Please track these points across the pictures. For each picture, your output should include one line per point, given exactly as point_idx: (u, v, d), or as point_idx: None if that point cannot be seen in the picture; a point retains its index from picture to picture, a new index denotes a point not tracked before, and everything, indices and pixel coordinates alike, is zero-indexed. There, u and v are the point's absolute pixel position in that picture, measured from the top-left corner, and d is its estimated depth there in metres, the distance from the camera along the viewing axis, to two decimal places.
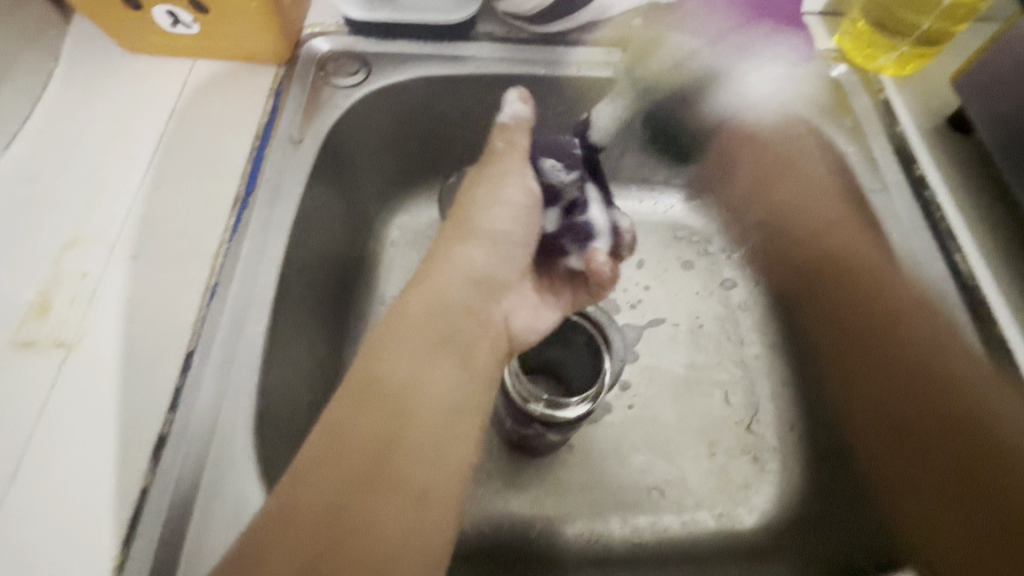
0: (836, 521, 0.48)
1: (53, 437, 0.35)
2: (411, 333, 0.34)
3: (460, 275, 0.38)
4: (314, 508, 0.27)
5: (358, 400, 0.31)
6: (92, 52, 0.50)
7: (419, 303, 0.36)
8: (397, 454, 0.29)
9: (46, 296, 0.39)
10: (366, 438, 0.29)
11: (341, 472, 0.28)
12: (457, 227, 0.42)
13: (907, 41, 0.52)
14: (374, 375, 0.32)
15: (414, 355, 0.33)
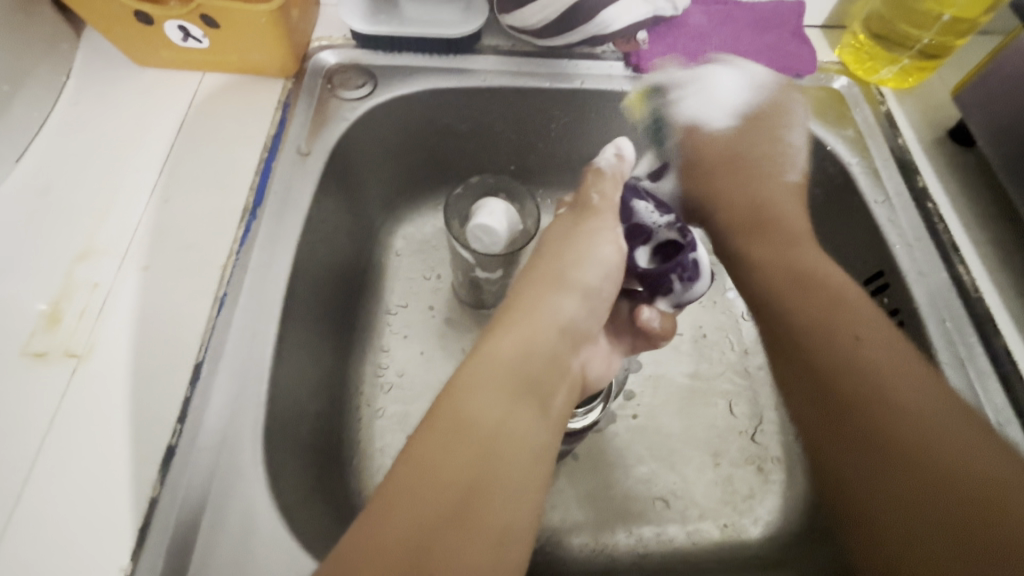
0: (834, 537, 0.47)
1: (64, 445, 0.36)
2: (502, 376, 0.33)
3: (548, 314, 0.38)
4: (401, 542, 0.26)
5: (445, 441, 0.30)
6: (105, 67, 0.52)
7: (506, 343, 0.35)
8: (483, 496, 0.29)
9: (58, 307, 0.40)
10: (453, 481, 0.28)
11: (424, 515, 0.27)
12: (547, 271, 0.40)
13: (908, 54, 0.52)
14: (464, 414, 0.31)
15: (506, 402, 0.32)
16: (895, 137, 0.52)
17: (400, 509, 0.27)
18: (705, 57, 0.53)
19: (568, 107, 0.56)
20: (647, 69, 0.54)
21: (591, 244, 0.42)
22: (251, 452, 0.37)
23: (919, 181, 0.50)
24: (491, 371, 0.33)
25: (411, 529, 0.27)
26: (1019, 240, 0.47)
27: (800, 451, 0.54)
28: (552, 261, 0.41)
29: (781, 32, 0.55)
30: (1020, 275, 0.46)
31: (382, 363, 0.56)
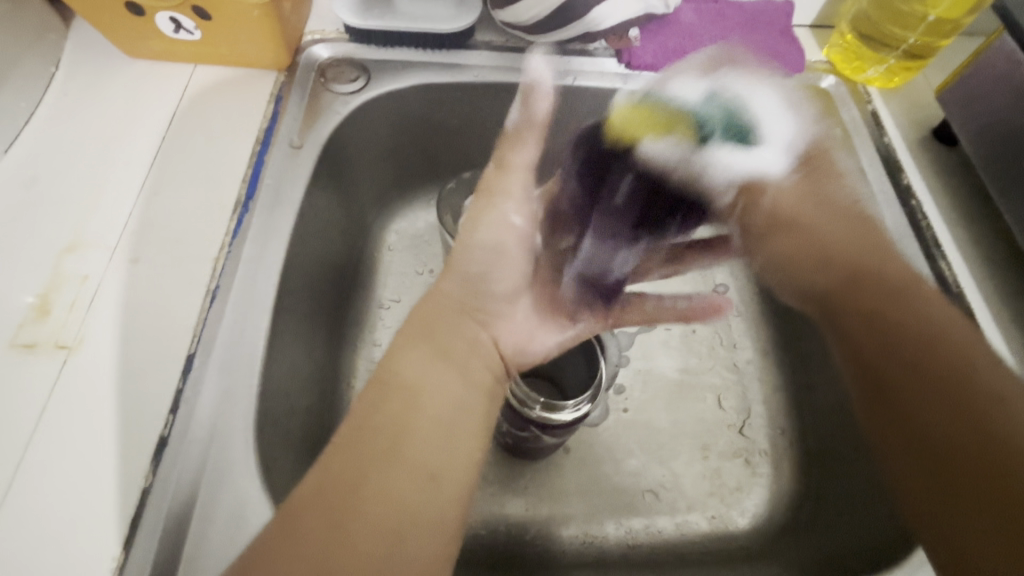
0: (819, 529, 0.48)
1: (52, 438, 0.35)
2: (417, 345, 0.36)
3: (452, 293, 0.40)
4: (334, 490, 0.29)
5: (367, 404, 0.33)
6: (93, 58, 0.51)
7: (424, 323, 0.38)
8: (404, 449, 0.31)
9: (46, 298, 0.40)
10: (371, 431, 0.32)
11: (347, 462, 0.30)
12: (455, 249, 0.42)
13: (894, 55, 0.53)
14: (388, 375, 0.35)
15: (422, 360, 0.36)
16: (881, 136, 0.53)
17: (333, 463, 0.31)
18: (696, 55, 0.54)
19: (561, 103, 0.56)
20: (638, 66, 0.54)
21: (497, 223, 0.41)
22: (244, 444, 0.37)
23: (904, 179, 0.51)
24: (410, 344, 0.36)
25: (343, 472, 0.30)
26: (999, 237, 0.48)
27: (787, 444, 0.55)
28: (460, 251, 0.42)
29: (771, 30, 0.55)
30: (1000, 271, 0.47)
31: (374, 357, 0.56)
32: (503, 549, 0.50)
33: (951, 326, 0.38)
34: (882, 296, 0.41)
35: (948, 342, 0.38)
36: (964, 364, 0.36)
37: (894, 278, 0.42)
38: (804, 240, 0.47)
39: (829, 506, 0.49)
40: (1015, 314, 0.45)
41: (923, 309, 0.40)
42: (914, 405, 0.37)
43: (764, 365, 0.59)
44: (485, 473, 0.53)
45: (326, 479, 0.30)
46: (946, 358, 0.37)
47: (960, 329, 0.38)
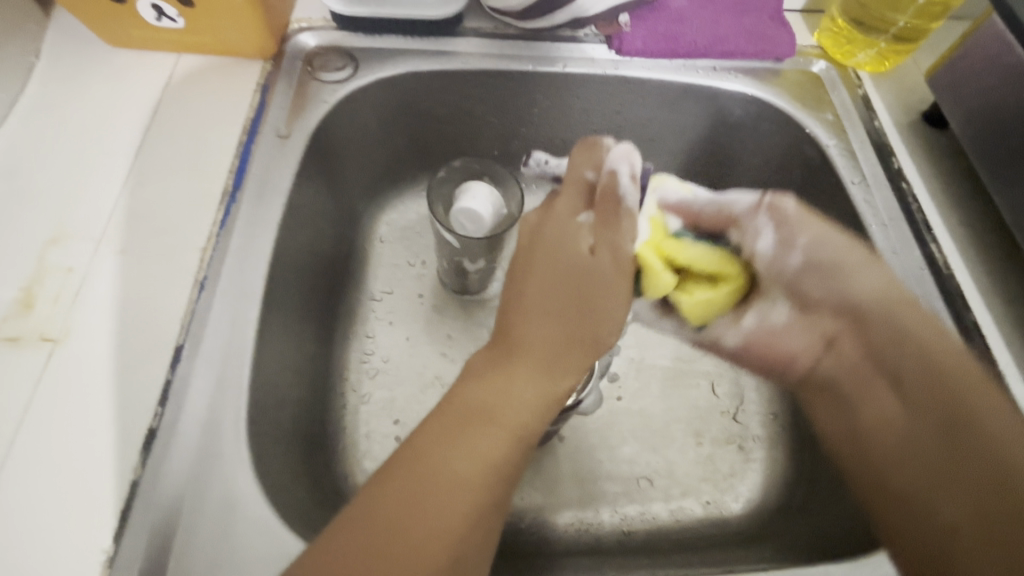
0: (814, 510, 0.48)
1: (37, 432, 0.35)
2: (528, 364, 0.34)
3: (589, 306, 0.36)
4: (423, 508, 0.30)
5: (470, 424, 0.33)
6: (74, 48, 0.50)
7: (528, 354, 0.35)
8: (497, 479, 0.32)
9: (30, 291, 0.39)
10: (467, 461, 0.32)
11: (443, 483, 0.31)
12: (594, 241, 0.37)
13: (884, 38, 0.53)
14: (490, 400, 0.34)
15: (528, 404, 0.34)
16: (871, 120, 0.53)
17: (423, 497, 0.30)
18: (686, 40, 0.54)
19: (551, 90, 0.56)
20: (628, 52, 0.54)
21: (612, 256, 0.39)
22: (234, 435, 0.37)
23: (894, 162, 0.51)
24: (515, 381, 0.34)
25: (431, 489, 0.30)
26: (987, 219, 0.48)
27: (780, 430, 0.55)
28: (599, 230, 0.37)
29: (761, 15, 0.55)
30: (988, 252, 0.47)
31: (367, 349, 0.56)
32: (497, 537, 0.50)
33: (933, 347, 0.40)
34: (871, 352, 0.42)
35: (939, 392, 0.38)
36: (937, 369, 0.39)
37: (924, 349, 0.40)
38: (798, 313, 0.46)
39: (819, 490, 0.49)
40: (1004, 294, 0.45)
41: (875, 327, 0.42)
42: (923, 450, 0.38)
43: None
44: None
45: (400, 499, 0.30)
46: (932, 395, 0.39)
47: (955, 363, 0.39)
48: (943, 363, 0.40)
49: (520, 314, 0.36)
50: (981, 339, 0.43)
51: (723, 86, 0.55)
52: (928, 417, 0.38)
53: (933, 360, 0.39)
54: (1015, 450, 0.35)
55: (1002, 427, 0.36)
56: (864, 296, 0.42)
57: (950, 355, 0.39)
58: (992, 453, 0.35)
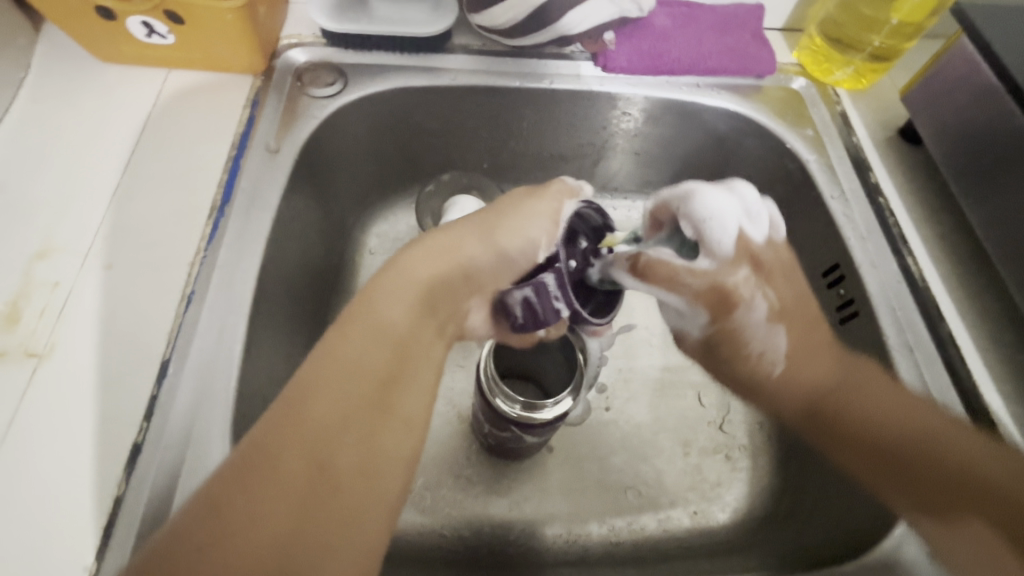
0: (799, 517, 0.49)
1: (20, 448, 0.35)
2: (396, 294, 0.35)
3: (455, 250, 0.38)
4: (313, 428, 0.28)
5: (355, 348, 0.32)
6: (64, 63, 0.51)
7: (388, 282, 0.36)
8: (389, 401, 0.31)
9: (16, 306, 0.39)
10: (355, 379, 0.31)
11: (331, 405, 0.29)
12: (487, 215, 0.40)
13: (860, 56, 0.55)
14: (371, 322, 0.33)
15: (400, 313, 0.34)
16: (850, 136, 0.55)
17: (299, 407, 0.29)
18: (670, 57, 0.55)
19: (539, 106, 0.57)
20: (614, 69, 0.55)
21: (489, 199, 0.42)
22: (221, 448, 0.37)
23: (872, 177, 0.52)
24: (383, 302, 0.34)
25: (316, 415, 0.29)
26: (962, 232, 0.50)
27: (766, 439, 0.56)
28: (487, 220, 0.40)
29: (742, 33, 0.56)
30: (963, 264, 0.48)
31: None
32: (486, 550, 0.50)
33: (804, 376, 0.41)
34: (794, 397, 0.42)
35: (841, 404, 0.41)
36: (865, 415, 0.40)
37: (791, 382, 0.42)
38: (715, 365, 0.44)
39: (803, 498, 0.49)
40: (979, 304, 0.46)
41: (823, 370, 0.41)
42: (867, 462, 0.40)
43: None
44: (468, 474, 0.53)
45: (291, 422, 0.28)
46: (846, 413, 0.40)
47: (840, 367, 0.41)
48: (805, 373, 0.41)
49: (398, 255, 0.38)
50: (957, 349, 0.44)
51: (707, 102, 0.56)
52: (850, 437, 0.40)
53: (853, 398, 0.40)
54: (900, 420, 0.39)
55: (873, 407, 0.40)
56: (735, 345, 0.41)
57: (812, 361, 0.41)
58: (908, 427, 0.39)
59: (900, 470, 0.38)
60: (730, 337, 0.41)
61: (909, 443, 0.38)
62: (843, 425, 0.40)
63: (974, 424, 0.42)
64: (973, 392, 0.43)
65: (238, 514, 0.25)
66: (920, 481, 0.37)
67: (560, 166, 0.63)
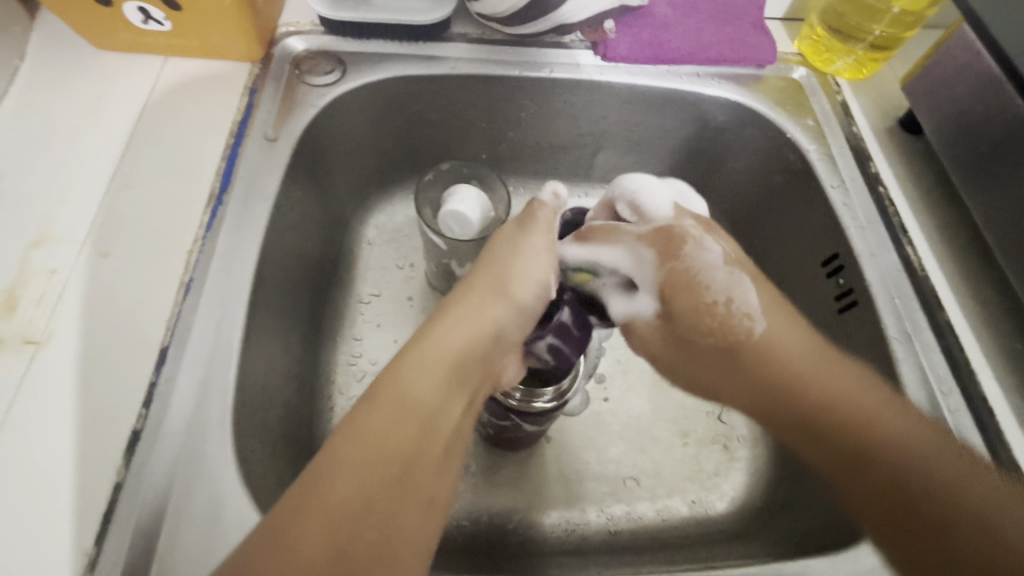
0: (794, 508, 0.48)
1: (19, 435, 0.35)
2: (426, 368, 0.35)
3: (480, 316, 0.38)
4: (341, 505, 0.28)
5: (381, 420, 0.32)
6: (60, 50, 0.50)
7: (421, 347, 0.36)
8: (413, 476, 0.31)
9: (13, 293, 0.39)
10: (383, 455, 0.30)
11: (356, 480, 0.29)
12: (491, 276, 0.40)
13: (861, 46, 0.55)
14: (399, 395, 0.33)
15: (428, 386, 0.34)
16: (850, 126, 0.55)
17: (330, 480, 0.29)
18: (670, 47, 0.55)
19: (538, 95, 0.57)
20: (613, 58, 0.55)
21: (511, 253, 0.41)
22: (219, 436, 0.37)
23: (872, 167, 0.52)
24: (417, 372, 0.34)
25: (341, 490, 0.29)
26: (962, 222, 0.50)
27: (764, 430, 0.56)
28: (494, 267, 0.41)
29: (743, 23, 0.56)
30: (962, 254, 0.48)
31: (355, 352, 0.56)
32: (485, 539, 0.50)
33: (823, 370, 0.39)
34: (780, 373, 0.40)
35: (888, 432, 0.36)
36: (898, 445, 0.36)
37: (772, 354, 0.40)
38: (677, 314, 0.42)
39: (796, 488, 0.49)
40: (977, 295, 0.46)
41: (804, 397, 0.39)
42: (877, 504, 0.35)
43: None
44: (467, 464, 0.53)
45: (318, 500, 0.28)
46: (881, 452, 0.36)
47: (868, 398, 0.38)
48: (859, 407, 0.37)
49: (429, 322, 0.38)
50: (954, 339, 0.44)
51: (708, 92, 0.56)
52: (814, 430, 0.38)
53: (810, 383, 0.39)
54: (915, 450, 0.35)
55: (898, 435, 0.36)
56: (688, 294, 0.41)
57: (835, 377, 0.39)
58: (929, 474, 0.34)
59: (858, 479, 0.36)
60: (686, 283, 0.41)
61: (918, 473, 0.34)
62: (852, 441, 0.37)
63: (971, 414, 0.42)
64: (971, 383, 0.43)
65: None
66: (906, 513, 0.34)
67: (559, 157, 0.63)
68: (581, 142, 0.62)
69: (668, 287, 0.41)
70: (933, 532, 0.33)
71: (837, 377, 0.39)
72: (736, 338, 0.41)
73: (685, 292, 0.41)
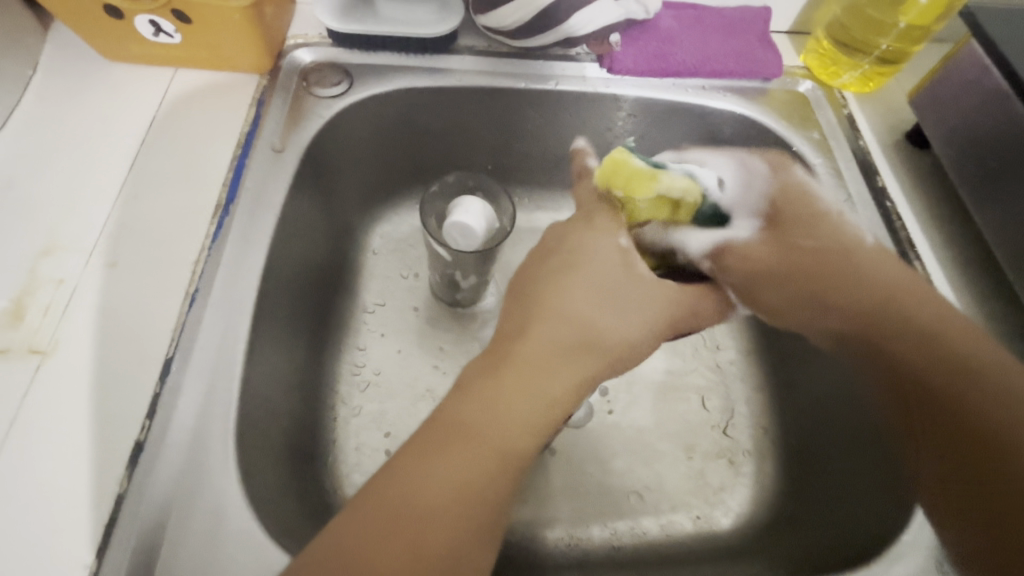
0: (807, 523, 0.48)
1: (22, 446, 0.35)
2: (517, 401, 0.33)
3: (578, 354, 0.35)
4: (411, 541, 0.28)
5: (464, 457, 0.31)
6: (71, 62, 0.51)
7: (508, 361, 0.34)
8: (490, 515, 0.31)
9: (21, 302, 0.39)
10: (463, 491, 0.30)
11: (432, 516, 0.29)
12: (597, 307, 0.37)
13: (868, 60, 0.55)
14: (477, 426, 0.32)
15: (514, 422, 0.33)
16: (856, 139, 0.54)
17: (413, 505, 0.29)
18: (676, 60, 0.55)
19: (544, 108, 0.57)
20: (619, 71, 0.55)
21: (606, 273, 0.38)
22: (223, 448, 0.37)
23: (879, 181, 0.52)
24: (513, 392, 0.33)
25: (416, 524, 0.29)
26: (970, 238, 0.49)
27: (771, 445, 0.56)
28: (598, 302, 0.37)
29: (750, 37, 0.56)
30: (970, 270, 0.48)
31: (358, 362, 0.56)
32: None
33: (902, 293, 0.43)
34: (876, 304, 0.44)
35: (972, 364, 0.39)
36: (958, 358, 0.40)
37: (879, 285, 0.44)
38: (813, 269, 0.46)
39: (811, 505, 0.49)
40: (987, 312, 0.46)
41: (858, 296, 0.45)
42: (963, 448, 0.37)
43: (746, 366, 0.60)
44: None
45: (393, 532, 0.28)
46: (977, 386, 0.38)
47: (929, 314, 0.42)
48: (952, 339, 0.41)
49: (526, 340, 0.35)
50: None
51: (712, 106, 0.56)
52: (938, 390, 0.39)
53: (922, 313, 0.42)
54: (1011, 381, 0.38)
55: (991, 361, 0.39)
56: (851, 258, 0.46)
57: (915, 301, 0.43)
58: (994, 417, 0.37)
59: (949, 438, 0.38)
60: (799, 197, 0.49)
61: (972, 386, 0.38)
62: (963, 374, 0.39)
63: None
64: None
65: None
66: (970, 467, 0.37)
67: (565, 168, 0.63)
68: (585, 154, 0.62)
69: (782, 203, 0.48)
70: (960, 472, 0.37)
71: (893, 280, 0.45)
72: (867, 290, 0.44)
73: (821, 261, 0.46)
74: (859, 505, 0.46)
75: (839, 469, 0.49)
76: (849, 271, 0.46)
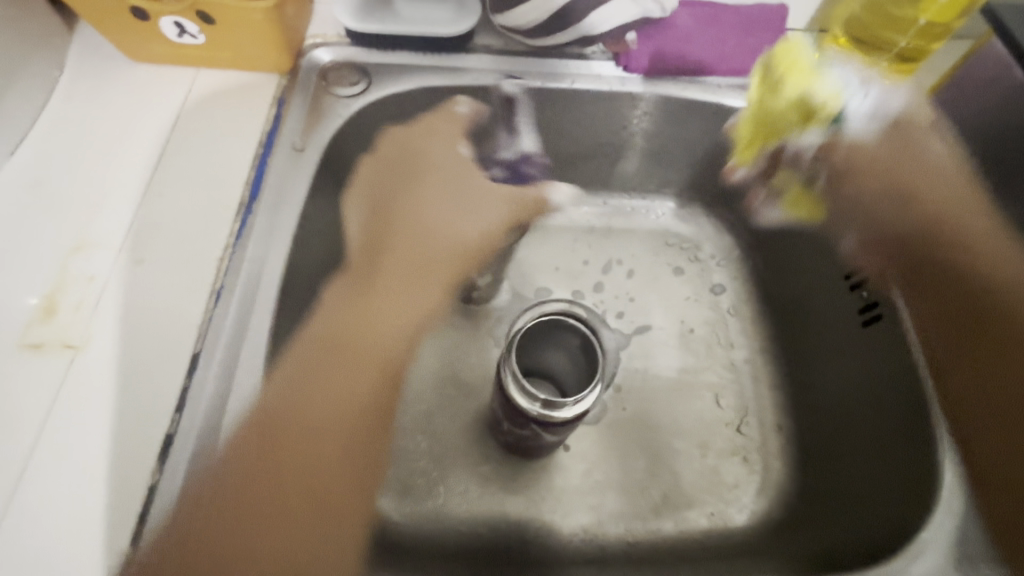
0: (821, 525, 0.48)
1: (57, 439, 0.36)
2: (337, 365, 0.40)
3: (379, 317, 0.44)
4: (262, 482, 0.35)
5: (306, 416, 0.38)
6: (96, 62, 0.52)
7: (369, 330, 0.43)
8: (322, 471, 0.37)
9: (52, 299, 0.40)
10: (316, 445, 0.37)
11: (305, 465, 0.36)
12: (402, 255, 0.47)
13: (886, 57, 0.54)
14: (318, 396, 0.39)
15: (344, 384, 0.40)
16: None
17: (283, 458, 0.36)
18: (692, 58, 0.55)
19: (560, 106, 0.57)
20: (635, 69, 0.55)
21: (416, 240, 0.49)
22: None
23: None
24: (336, 365, 0.41)
25: (277, 471, 0.36)
26: None
27: (785, 443, 0.56)
28: (417, 254, 0.48)
29: (766, 35, 0.56)
30: None
31: None
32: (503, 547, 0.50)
33: (977, 242, 0.45)
34: (934, 252, 0.47)
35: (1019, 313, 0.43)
36: (1010, 304, 0.43)
37: (961, 234, 0.46)
38: (892, 202, 0.50)
39: (826, 507, 0.49)
40: None
41: (914, 234, 0.48)
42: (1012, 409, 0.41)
43: (760, 364, 0.60)
44: (486, 473, 0.53)
45: (251, 469, 0.35)
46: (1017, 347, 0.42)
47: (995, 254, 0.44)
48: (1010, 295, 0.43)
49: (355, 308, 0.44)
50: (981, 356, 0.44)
51: (728, 103, 0.56)
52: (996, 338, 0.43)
53: (978, 248, 0.45)
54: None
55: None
56: (919, 195, 0.49)
57: (991, 245, 0.45)
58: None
59: (988, 391, 0.42)
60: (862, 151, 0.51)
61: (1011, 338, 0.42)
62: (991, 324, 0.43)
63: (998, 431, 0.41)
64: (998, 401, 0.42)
65: (230, 506, 0.34)
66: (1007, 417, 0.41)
67: (580, 166, 0.64)
68: (601, 152, 0.62)
69: (852, 163, 0.51)
70: (995, 429, 0.41)
71: (932, 214, 0.48)
72: (920, 213, 0.48)
73: (888, 193, 0.50)
74: (867, 513, 0.45)
75: (853, 466, 0.49)
76: (909, 213, 0.49)
